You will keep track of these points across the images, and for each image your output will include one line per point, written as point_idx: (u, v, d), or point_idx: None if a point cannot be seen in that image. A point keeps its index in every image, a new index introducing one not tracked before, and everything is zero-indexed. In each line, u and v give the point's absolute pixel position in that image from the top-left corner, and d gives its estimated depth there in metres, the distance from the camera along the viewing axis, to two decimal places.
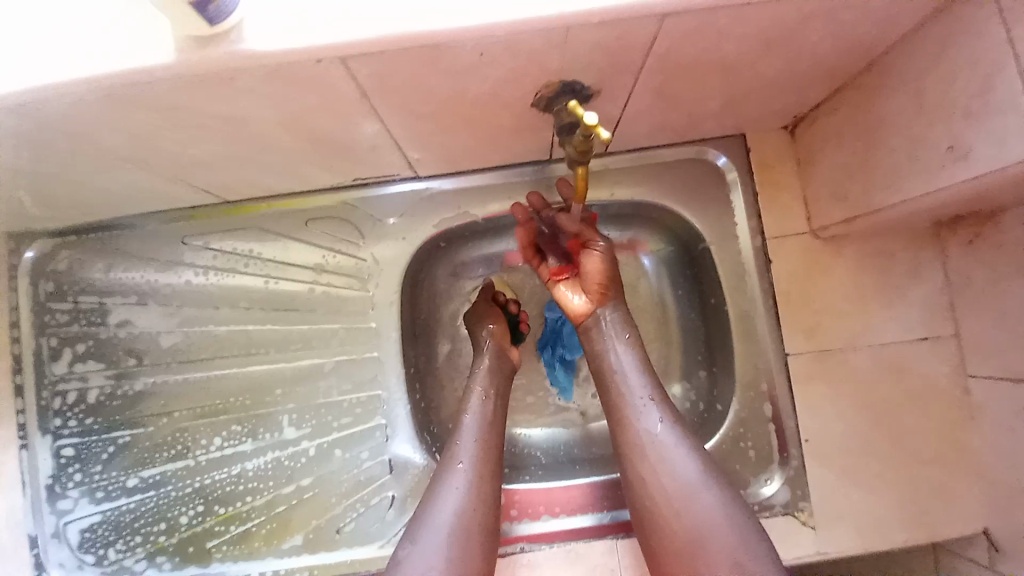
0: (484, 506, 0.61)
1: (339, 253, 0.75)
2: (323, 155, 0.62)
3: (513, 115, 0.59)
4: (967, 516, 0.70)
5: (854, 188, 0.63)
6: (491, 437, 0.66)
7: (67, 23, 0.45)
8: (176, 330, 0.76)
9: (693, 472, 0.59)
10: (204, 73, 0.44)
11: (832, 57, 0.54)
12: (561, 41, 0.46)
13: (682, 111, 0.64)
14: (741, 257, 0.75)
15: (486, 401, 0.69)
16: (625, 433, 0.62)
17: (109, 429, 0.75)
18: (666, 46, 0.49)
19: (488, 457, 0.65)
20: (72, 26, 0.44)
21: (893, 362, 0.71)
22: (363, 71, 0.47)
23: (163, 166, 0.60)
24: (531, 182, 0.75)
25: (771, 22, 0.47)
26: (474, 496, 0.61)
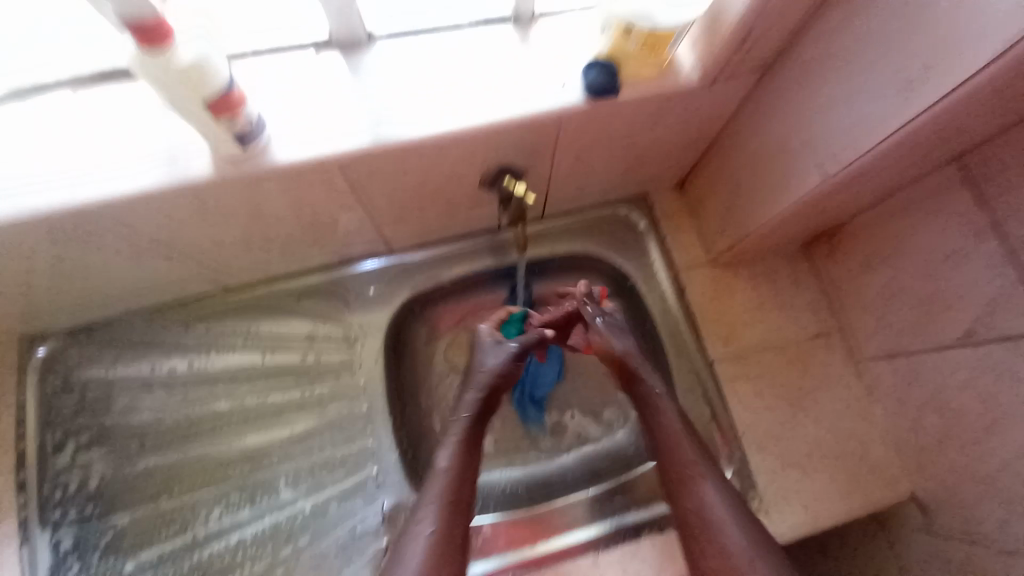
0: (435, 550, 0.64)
1: (329, 322, 0.87)
2: (317, 238, 0.78)
3: (466, 194, 0.77)
4: (891, 480, 0.83)
5: (729, 221, 0.84)
6: (461, 481, 0.70)
7: (121, 153, 0.59)
8: (177, 409, 0.82)
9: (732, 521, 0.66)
10: (233, 179, 0.59)
11: (686, 132, 0.77)
12: (494, 138, 0.65)
13: (592, 180, 0.85)
14: (661, 287, 0.93)
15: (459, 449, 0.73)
16: (687, 491, 0.69)
17: (109, 515, 0.77)
18: (567, 138, 0.70)
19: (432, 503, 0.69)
20: (131, 155, 0.59)
21: (796, 356, 0.88)
22: (355, 169, 0.64)
23: (183, 255, 0.73)
24: (487, 246, 0.92)
25: (636, 115, 0.68)
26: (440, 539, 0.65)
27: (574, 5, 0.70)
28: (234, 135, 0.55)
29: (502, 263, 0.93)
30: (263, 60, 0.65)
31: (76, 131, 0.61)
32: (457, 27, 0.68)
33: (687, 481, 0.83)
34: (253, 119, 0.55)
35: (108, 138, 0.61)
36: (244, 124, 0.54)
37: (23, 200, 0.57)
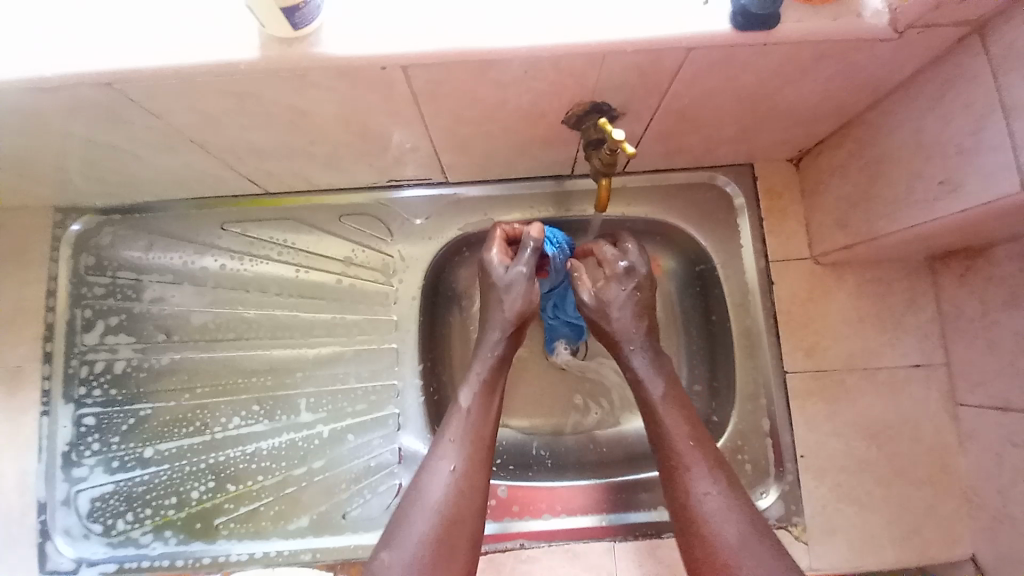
0: (491, 423, 0.64)
1: (368, 248, 0.80)
2: (369, 151, 0.68)
3: (546, 130, 0.65)
4: (953, 539, 0.72)
5: (855, 214, 0.68)
6: (485, 429, 0.63)
7: (168, 24, 0.50)
8: (206, 310, 0.79)
9: (739, 526, 0.57)
10: (281, 67, 0.50)
11: (836, 95, 0.61)
12: (598, 64, 0.52)
13: (699, 137, 0.70)
14: (746, 276, 0.79)
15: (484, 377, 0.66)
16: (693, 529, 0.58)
17: (131, 401, 0.78)
18: (687, 75, 0.55)
19: (489, 420, 0.64)
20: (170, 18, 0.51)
21: (886, 385, 0.76)
22: (418, 76, 0.52)
23: (222, 151, 0.66)
24: (551, 194, 0.81)
25: (783, 59, 0.53)
26: (466, 478, 0.59)
27: None
28: (282, 8, 0.45)
29: (566, 217, 0.81)
30: None
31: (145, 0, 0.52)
32: None
33: None
34: None
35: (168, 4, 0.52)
36: None
37: (36, 57, 0.50)
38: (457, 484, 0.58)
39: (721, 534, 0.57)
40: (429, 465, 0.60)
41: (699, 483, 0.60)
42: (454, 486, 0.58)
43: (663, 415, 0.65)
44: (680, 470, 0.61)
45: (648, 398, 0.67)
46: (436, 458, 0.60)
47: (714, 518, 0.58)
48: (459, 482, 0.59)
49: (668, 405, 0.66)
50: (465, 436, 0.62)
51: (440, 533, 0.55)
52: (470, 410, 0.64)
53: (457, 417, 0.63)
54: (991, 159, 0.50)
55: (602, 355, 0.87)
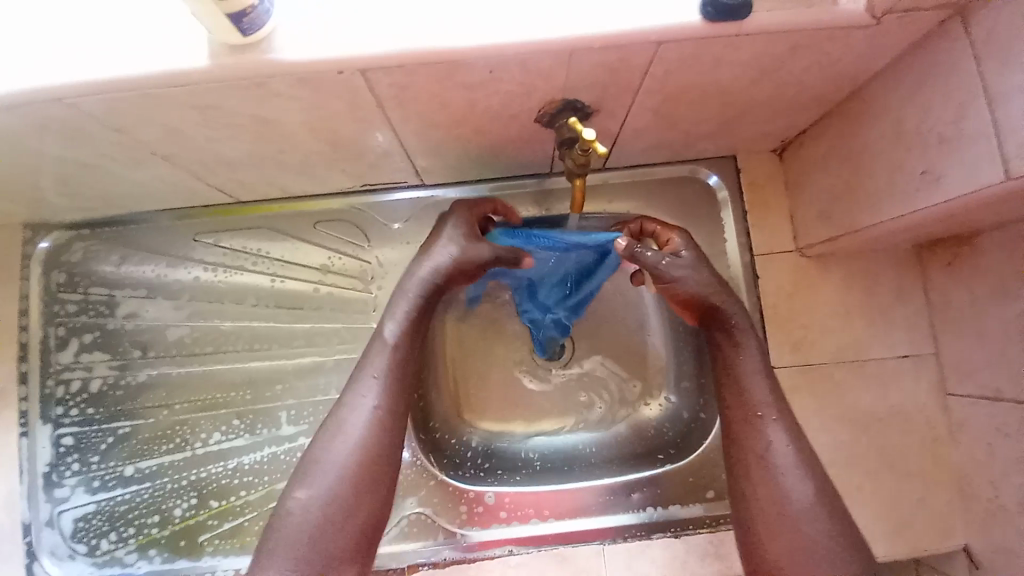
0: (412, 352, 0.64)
1: (345, 255, 0.78)
2: (338, 158, 0.66)
3: (519, 130, 0.63)
4: (945, 531, 0.72)
5: (839, 206, 0.67)
6: (402, 355, 0.63)
7: (122, 36, 0.48)
8: (182, 324, 0.77)
9: (809, 488, 0.57)
10: (237, 77, 0.48)
11: (816, 85, 0.59)
12: (567, 62, 0.50)
13: (678, 131, 0.68)
14: (731, 271, 0.77)
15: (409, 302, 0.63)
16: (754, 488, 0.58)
17: (109, 420, 0.77)
18: (660, 71, 0.53)
19: (416, 350, 0.64)
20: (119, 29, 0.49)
21: (875, 378, 0.75)
22: (381, 81, 0.50)
23: (187, 162, 0.64)
24: (531, 193, 0.79)
25: (759, 52, 0.51)
26: (390, 414, 0.61)
27: None
28: (229, 14, 0.43)
29: (547, 216, 0.79)
30: None
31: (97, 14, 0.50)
32: None
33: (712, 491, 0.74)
34: None
35: (120, 16, 0.50)
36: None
37: None
38: (375, 423, 0.60)
39: (792, 491, 0.57)
40: (351, 393, 0.61)
41: (776, 437, 0.60)
42: (371, 424, 0.60)
43: (736, 372, 0.63)
44: (754, 419, 0.61)
45: (718, 350, 0.65)
46: (359, 390, 0.61)
47: (788, 476, 0.58)
48: (375, 423, 0.60)
49: (743, 360, 0.63)
50: (388, 367, 0.62)
51: (358, 465, 0.58)
52: (395, 341, 0.63)
53: (382, 349, 0.62)
54: (973, 148, 0.49)
55: (588, 355, 0.85)
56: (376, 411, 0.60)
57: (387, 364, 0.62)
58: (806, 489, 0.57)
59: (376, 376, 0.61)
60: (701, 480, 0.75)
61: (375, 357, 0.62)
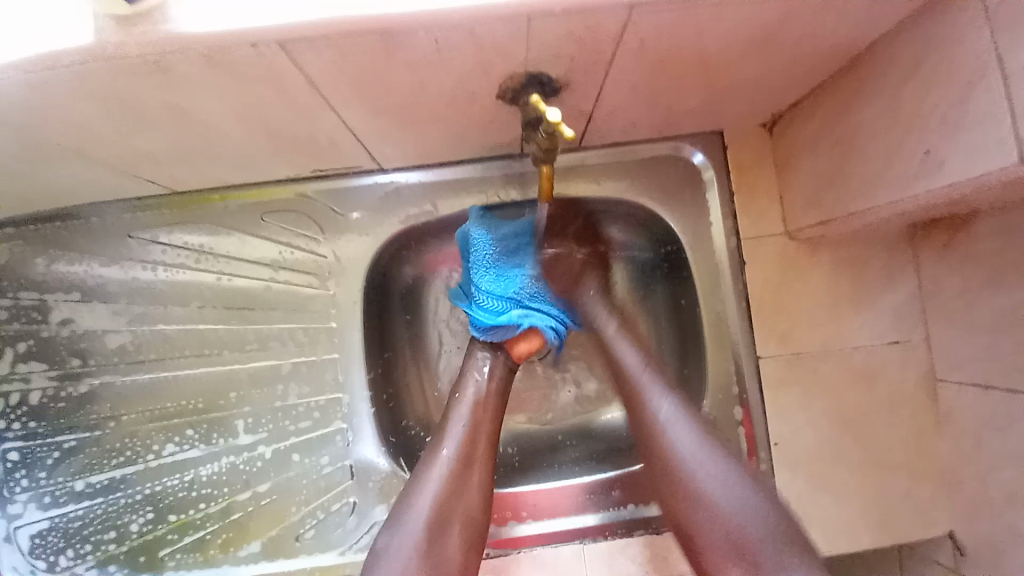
0: (499, 392, 0.66)
1: (299, 249, 0.71)
2: (277, 146, 0.58)
3: (479, 110, 0.56)
4: (930, 520, 0.71)
5: (831, 187, 0.61)
6: (485, 416, 0.63)
7: None
8: (124, 330, 0.71)
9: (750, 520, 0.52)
10: (131, 55, 0.40)
11: (810, 53, 0.53)
12: (524, 32, 0.43)
13: (657, 107, 0.61)
14: (716, 257, 0.73)
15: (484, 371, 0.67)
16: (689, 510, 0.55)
17: (54, 433, 0.70)
18: (633, 41, 0.46)
19: (494, 396, 0.66)
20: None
21: (863, 366, 0.71)
22: (307, 56, 0.43)
23: (101, 156, 0.56)
24: (501, 177, 0.72)
25: (747, 17, 0.44)
26: (460, 481, 0.59)
27: None
28: None
29: (520, 201, 0.73)
30: None
31: None
32: None
33: None
34: None
35: None
36: None
37: None
38: (447, 500, 0.57)
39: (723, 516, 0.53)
40: (429, 461, 0.60)
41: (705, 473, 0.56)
42: (446, 498, 0.57)
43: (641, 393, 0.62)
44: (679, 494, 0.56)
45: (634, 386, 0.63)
46: (438, 452, 0.60)
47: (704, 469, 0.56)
48: (456, 488, 0.58)
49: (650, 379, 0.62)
50: (473, 411, 0.64)
51: (438, 528, 0.56)
52: (478, 386, 0.66)
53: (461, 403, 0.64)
54: (983, 126, 0.43)
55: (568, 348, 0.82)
56: (458, 467, 0.59)
57: (475, 417, 0.63)
58: (722, 471, 0.55)
59: (463, 429, 0.62)
60: None
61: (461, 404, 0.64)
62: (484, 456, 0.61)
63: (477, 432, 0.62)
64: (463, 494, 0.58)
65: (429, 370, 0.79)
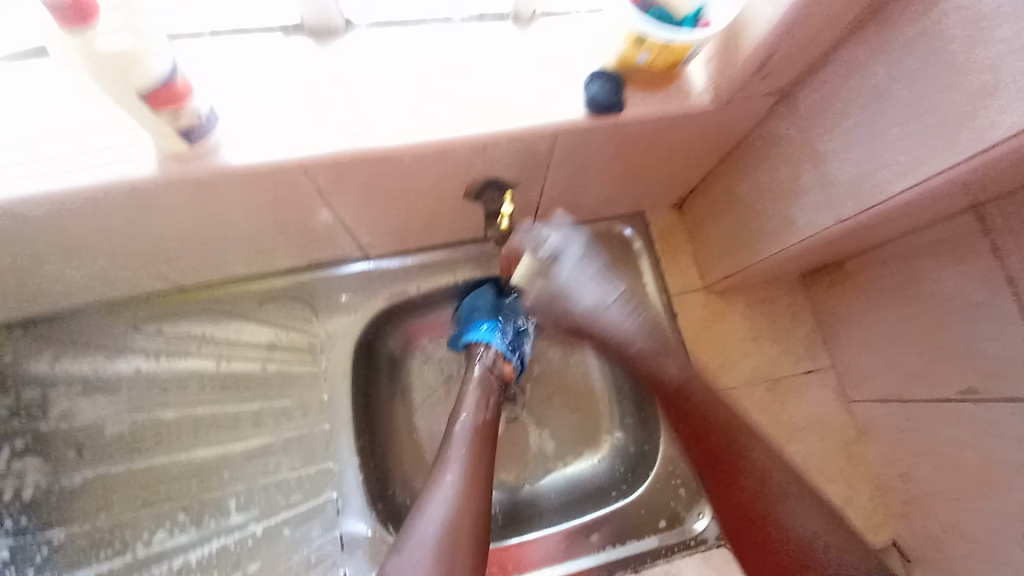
0: (488, 432, 0.72)
1: (293, 330, 0.80)
2: (284, 239, 0.70)
3: (451, 204, 0.71)
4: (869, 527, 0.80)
5: (730, 247, 0.79)
6: (478, 452, 0.69)
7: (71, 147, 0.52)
8: (121, 418, 0.75)
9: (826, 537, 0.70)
10: (182, 178, 0.53)
11: (691, 153, 0.72)
12: (483, 149, 0.59)
13: (590, 195, 0.78)
14: (654, 311, 0.87)
15: (477, 411, 0.73)
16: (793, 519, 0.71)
17: (43, 528, 0.71)
18: (563, 152, 0.63)
19: (485, 433, 0.72)
20: (47, 133, 0.53)
21: (788, 392, 0.84)
22: (321, 174, 0.57)
23: (127, 255, 0.65)
24: (470, 257, 0.86)
25: (640, 133, 0.63)
26: (458, 512, 0.63)
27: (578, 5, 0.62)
28: (178, 130, 0.48)
29: (487, 275, 0.87)
30: (217, 52, 0.57)
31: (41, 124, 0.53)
32: (448, 20, 0.60)
33: (664, 520, 0.79)
34: (201, 114, 0.49)
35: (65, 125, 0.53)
36: (190, 118, 0.48)
37: None
38: (447, 531, 0.61)
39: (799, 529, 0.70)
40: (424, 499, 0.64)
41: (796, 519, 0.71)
42: (444, 533, 0.61)
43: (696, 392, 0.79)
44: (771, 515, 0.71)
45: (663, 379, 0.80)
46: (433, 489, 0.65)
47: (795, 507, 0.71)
48: (452, 523, 0.62)
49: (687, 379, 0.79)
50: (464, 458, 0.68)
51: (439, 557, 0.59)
52: (467, 427, 0.71)
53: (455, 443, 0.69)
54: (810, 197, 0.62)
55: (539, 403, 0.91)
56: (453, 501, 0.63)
57: (465, 468, 0.67)
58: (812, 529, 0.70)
59: (454, 480, 0.65)
60: (654, 509, 0.80)
61: (453, 450, 0.69)
62: (476, 506, 0.64)
63: (470, 467, 0.67)
64: (461, 525, 0.62)
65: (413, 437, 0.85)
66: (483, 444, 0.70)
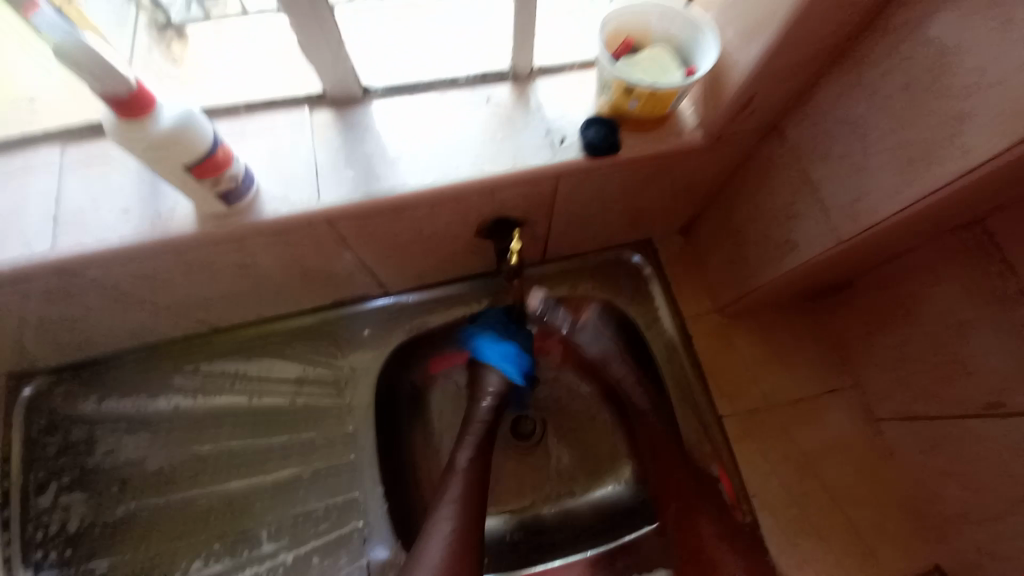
0: (483, 479, 0.74)
1: (319, 365, 0.85)
2: (310, 283, 0.75)
3: (463, 243, 0.75)
4: (904, 550, 0.78)
5: (737, 271, 0.80)
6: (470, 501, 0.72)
7: (124, 212, 0.59)
8: (162, 453, 0.80)
9: None
10: (220, 234, 0.58)
11: (691, 185, 0.75)
12: (490, 194, 0.63)
13: (596, 227, 0.82)
14: (666, 335, 0.88)
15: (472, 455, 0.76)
16: None
17: (86, 559, 0.75)
18: (566, 191, 0.67)
19: (481, 478, 0.74)
20: (103, 202, 0.59)
21: (807, 413, 0.84)
22: (343, 224, 0.62)
23: (169, 303, 0.71)
24: (484, 290, 0.89)
25: (639, 171, 0.66)
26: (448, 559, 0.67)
27: (573, 57, 0.68)
28: (218, 194, 0.54)
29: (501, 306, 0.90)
30: (244, 124, 0.62)
31: (96, 196, 0.60)
32: (454, 81, 0.66)
33: None
34: (239, 178, 0.54)
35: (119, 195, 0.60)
36: (228, 182, 0.53)
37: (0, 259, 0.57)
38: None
39: None
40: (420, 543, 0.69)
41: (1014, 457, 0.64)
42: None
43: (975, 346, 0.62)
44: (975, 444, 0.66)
45: None
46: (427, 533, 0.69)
47: None
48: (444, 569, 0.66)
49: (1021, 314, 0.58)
50: (460, 492, 0.72)
51: None
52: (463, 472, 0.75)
53: (451, 489, 0.73)
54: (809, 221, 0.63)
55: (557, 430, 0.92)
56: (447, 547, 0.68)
57: (456, 517, 0.70)
58: None
59: (446, 528, 0.69)
60: (678, 539, 0.79)
61: (450, 487, 0.73)
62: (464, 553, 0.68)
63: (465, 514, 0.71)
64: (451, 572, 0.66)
65: (435, 465, 0.88)
66: (476, 490, 0.73)
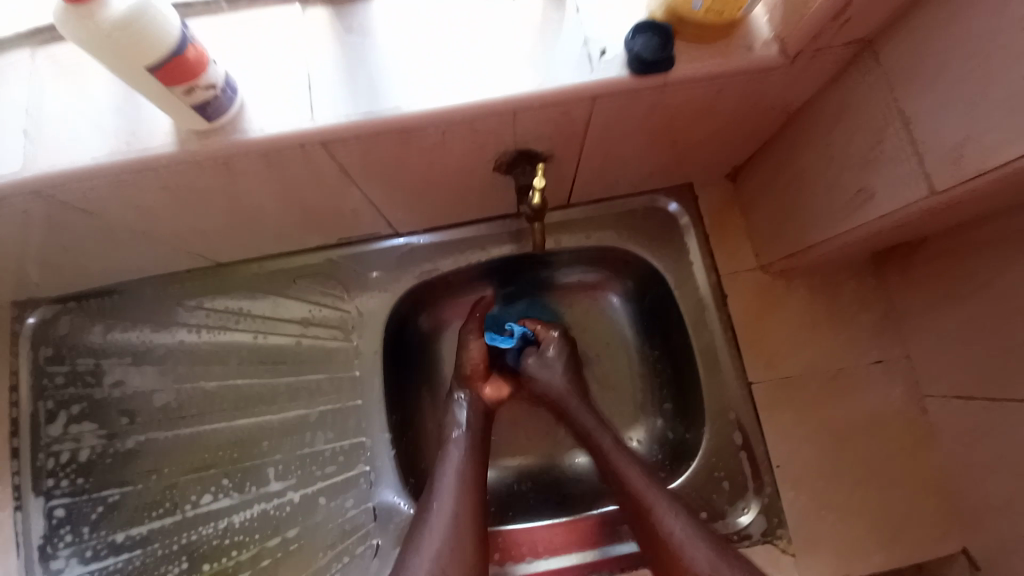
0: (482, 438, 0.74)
1: (325, 306, 0.80)
2: (311, 217, 0.69)
3: (480, 179, 0.67)
4: (932, 529, 0.72)
5: (791, 224, 0.70)
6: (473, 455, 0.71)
7: (96, 126, 0.52)
8: (169, 388, 0.79)
9: None
10: (205, 157, 0.51)
11: (750, 120, 0.64)
12: (511, 119, 0.54)
13: (631, 167, 0.72)
14: (700, 293, 0.80)
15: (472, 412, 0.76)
16: None
17: (98, 488, 0.76)
18: (601, 120, 0.57)
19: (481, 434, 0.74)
20: (73, 114, 0.53)
21: (850, 384, 0.76)
22: (341, 150, 0.54)
23: (162, 235, 0.66)
24: (503, 234, 0.82)
25: (690, 97, 0.55)
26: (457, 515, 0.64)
27: None
28: (192, 105, 0.46)
29: (520, 253, 0.82)
30: (230, 27, 0.54)
31: (66, 107, 0.53)
32: None
33: (706, 512, 0.75)
34: (215, 86, 0.46)
35: (90, 106, 0.53)
36: (202, 91, 0.46)
37: None
38: (450, 534, 0.62)
39: None
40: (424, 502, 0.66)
41: None
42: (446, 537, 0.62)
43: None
44: None
45: None
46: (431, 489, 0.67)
47: None
48: (456, 524, 0.63)
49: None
50: (463, 447, 0.72)
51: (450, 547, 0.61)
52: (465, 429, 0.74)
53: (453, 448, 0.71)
54: (896, 165, 0.52)
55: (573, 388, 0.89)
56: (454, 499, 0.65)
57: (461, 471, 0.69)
58: None
59: (448, 483, 0.67)
60: (694, 502, 0.76)
61: (451, 446, 0.72)
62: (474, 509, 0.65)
63: (473, 465, 0.69)
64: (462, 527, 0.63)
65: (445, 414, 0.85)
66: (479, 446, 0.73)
